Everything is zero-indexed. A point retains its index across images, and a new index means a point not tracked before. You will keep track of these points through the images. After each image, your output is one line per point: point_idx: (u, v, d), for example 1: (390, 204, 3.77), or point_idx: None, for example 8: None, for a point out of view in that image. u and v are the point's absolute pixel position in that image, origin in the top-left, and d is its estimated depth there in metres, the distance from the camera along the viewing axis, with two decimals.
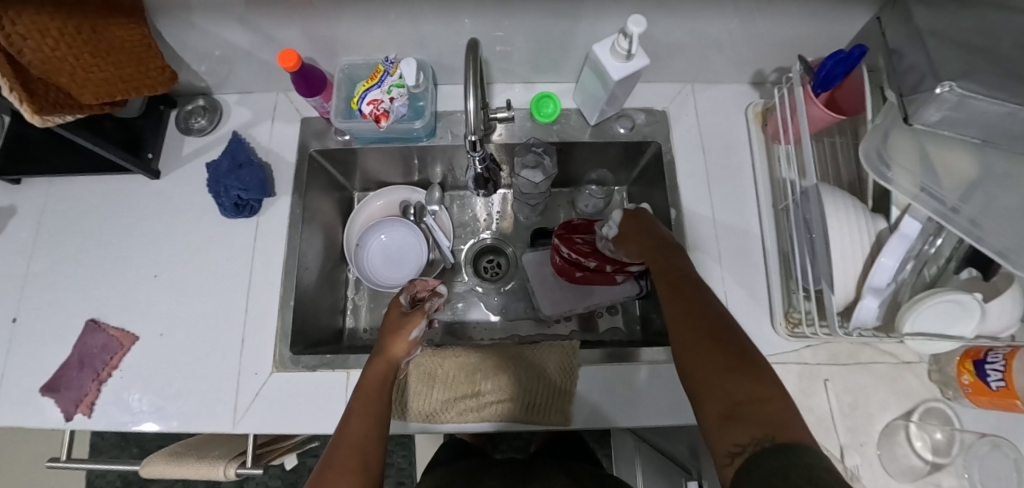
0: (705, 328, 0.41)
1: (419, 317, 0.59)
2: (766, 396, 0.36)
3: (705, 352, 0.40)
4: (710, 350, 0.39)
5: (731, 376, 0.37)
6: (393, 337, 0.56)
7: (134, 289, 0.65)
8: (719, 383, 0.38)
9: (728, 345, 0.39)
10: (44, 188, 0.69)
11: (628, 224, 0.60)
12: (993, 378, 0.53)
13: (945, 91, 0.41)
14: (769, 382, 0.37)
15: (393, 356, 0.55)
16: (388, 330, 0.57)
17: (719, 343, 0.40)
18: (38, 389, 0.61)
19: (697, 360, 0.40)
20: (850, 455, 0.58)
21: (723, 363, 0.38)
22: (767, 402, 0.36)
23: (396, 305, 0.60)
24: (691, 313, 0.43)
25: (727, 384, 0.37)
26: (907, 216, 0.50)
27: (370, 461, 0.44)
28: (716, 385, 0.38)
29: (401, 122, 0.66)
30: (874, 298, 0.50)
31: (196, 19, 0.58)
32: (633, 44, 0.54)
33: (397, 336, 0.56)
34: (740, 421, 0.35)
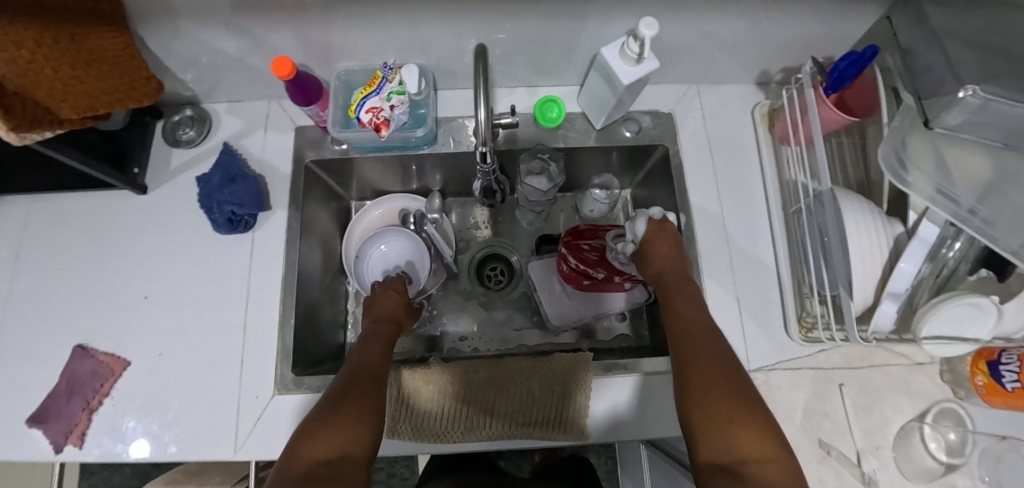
0: (718, 377, 0.41)
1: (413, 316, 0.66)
2: (769, 458, 0.36)
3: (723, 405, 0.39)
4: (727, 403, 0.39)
5: (743, 436, 0.37)
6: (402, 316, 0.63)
7: (123, 311, 0.62)
8: (729, 441, 0.37)
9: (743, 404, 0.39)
10: (22, 206, 0.65)
11: (654, 243, 0.54)
12: (1009, 380, 0.52)
13: (967, 94, 0.41)
14: (775, 443, 0.37)
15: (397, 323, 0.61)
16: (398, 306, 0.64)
17: (736, 401, 0.39)
18: (23, 421, 0.58)
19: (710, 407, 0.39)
20: (867, 459, 0.58)
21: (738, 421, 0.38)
22: (773, 471, 0.35)
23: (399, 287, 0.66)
24: (714, 370, 0.41)
25: (736, 442, 0.37)
26: (925, 220, 0.49)
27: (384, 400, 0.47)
28: (726, 441, 0.37)
29: (402, 131, 0.63)
30: (893, 303, 0.49)
31: (182, 25, 0.55)
32: (644, 47, 0.52)
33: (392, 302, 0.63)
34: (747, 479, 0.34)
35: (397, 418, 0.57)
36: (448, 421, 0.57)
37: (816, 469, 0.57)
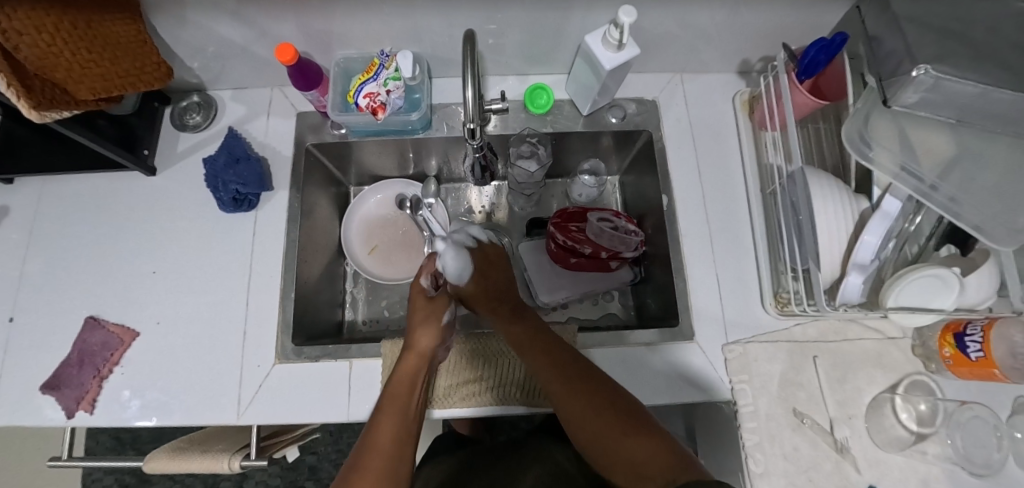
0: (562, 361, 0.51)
1: (446, 304, 0.57)
2: (660, 452, 0.42)
3: (601, 419, 0.45)
4: (601, 414, 0.46)
5: (627, 431, 0.44)
6: (421, 328, 0.55)
7: (133, 285, 0.65)
8: (620, 447, 0.43)
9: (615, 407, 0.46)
10: (37, 186, 0.69)
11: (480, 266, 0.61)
12: (973, 350, 0.55)
13: (920, 73, 0.43)
14: (658, 437, 0.44)
15: (422, 349, 0.54)
16: (415, 319, 0.55)
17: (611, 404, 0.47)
18: (37, 388, 0.61)
19: (594, 423, 0.46)
20: (839, 427, 0.60)
21: (619, 426, 0.44)
22: (642, 443, 0.43)
23: (418, 290, 0.57)
24: (575, 386, 0.48)
25: (631, 450, 0.43)
26: (888, 195, 0.51)
27: (406, 455, 0.47)
28: (623, 450, 0.43)
29: (399, 115, 0.66)
30: (858, 274, 0.51)
31: (190, 14, 0.58)
32: (624, 35, 0.55)
33: (424, 326, 0.55)
34: (652, 484, 0.40)
35: None
36: (446, 386, 0.61)
37: (791, 437, 0.59)
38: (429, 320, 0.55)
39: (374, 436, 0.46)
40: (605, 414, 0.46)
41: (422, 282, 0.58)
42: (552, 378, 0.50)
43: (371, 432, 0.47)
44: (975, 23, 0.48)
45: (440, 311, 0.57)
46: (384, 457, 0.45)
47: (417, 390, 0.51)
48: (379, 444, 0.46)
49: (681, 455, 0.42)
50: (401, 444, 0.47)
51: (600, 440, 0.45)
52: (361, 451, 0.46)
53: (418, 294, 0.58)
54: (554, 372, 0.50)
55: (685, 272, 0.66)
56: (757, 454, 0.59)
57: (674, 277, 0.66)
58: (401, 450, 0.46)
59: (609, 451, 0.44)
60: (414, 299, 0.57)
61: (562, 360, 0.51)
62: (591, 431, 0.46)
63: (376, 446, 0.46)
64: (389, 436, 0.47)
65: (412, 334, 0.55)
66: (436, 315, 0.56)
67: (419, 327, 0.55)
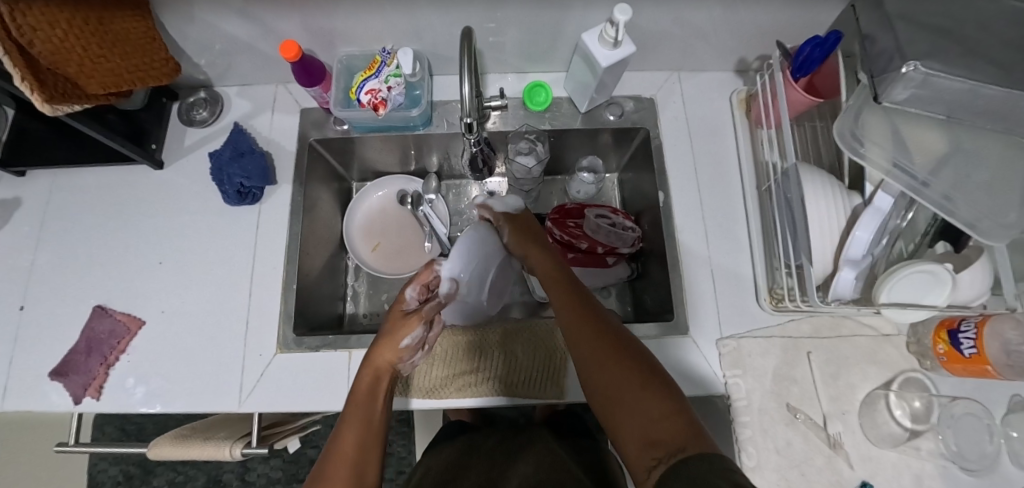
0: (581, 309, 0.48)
1: (414, 324, 0.51)
2: (672, 414, 0.39)
3: (618, 370, 0.42)
4: (619, 367, 0.43)
5: (643, 388, 0.41)
6: (385, 342, 0.51)
7: (140, 275, 0.67)
8: (634, 402, 0.40)
9: (632, 359, 0.43)
10: (48, 179, 0.71)
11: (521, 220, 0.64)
12: (966, 346, 0.55)
13: (908, 69, 0.44)
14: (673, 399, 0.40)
15: (382, 363, 0.51)
16: (384, 333, 0.52)
17: (627, 359, 0.43)
18: (46, 374, 0.63)
19: (606, 372, 0.43)
20: (833, 423, 0.60)
21: (637, 380, 0.41)
22: (660, 403, 0.40)
23: (398, 304, 0.54)
24: (593, 332, 0.46)
25: (642, 405, 0.40)
26: (880, 191, 0.53)
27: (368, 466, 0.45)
28: (632, 404, 0.40)
29: (399, 111, 0.68)
30: (851, 269, 0.52)
31: (196, 12, 0.60)
32: (619, 32, 0.56)
33: (387, 342, 0.51)
34: (659, 450, 0.37)
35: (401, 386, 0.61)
36: (440, 377, 0.62)
37: (783, 432, 0.60)
38: (395, 334, 0.51)
39: (338, 444, 0.46)
40: (617, 362, 0.43)
41: (407, 293, 0.56)
42: (574, 319, 0.48)
43: (337, 438, 0.47)
44: (968, 22, 0.49)
45: (406, 329, 0.51)
46: (349, 465, 0.44)
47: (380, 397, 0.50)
48: (343, 453, 0.45)
49: (691, 416, 0.39)
50: (363, 457, 0.45)
51: (610, 392, 0.42)
52: (323, 462, 0.46)
53: (397, 309, 0.54)
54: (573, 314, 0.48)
55: (681, 268, 0.67)
56: (750, 448, 0.59)
57: (670, 273, 0.67)
58: (365, 459, 0.45)
59: (617, 402, 0.41)
60: (391, 311, 0.54)
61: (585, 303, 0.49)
62: (609, 383, 0.42)
63: (340, 458, 0.45)
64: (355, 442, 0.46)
65: (374, 347, 0.52)
66: (403, 331, 0.51)
67: (384, 340, 0.52)
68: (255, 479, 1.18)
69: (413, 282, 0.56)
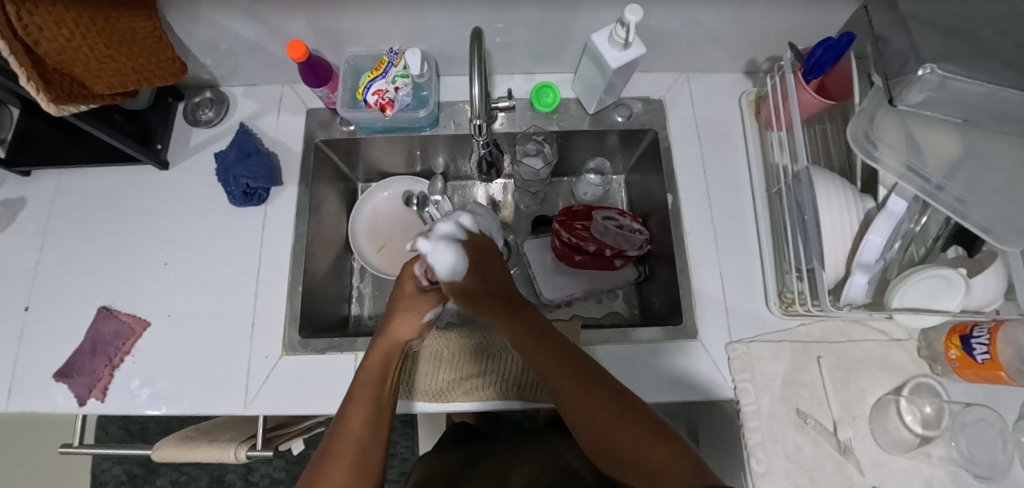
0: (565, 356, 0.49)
1: (433, 302, 0.57)
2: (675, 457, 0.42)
3: (613, 418, 0.45)
4: (612, 412, 0.45)
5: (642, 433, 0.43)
6: (402, 317, 0.56)
7: (145, 276, 0.67)
8: (638, 448, 0.43)
9: (635, 414, 0.45)
10: (53, 179, 0.71)
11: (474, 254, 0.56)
12: (979, 352, 0.54)
13: (926, 73, 0.43)
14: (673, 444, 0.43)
15: (398, 337, 0.55)
16: (400, 308, 0.56)
17: (621, 405, 0.46)
18: (51, 375, 0.63)
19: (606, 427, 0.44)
20: (843, 428, 0.60)
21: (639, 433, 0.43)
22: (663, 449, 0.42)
23: (411, 282, 0.57)
24: (584, 383, 0.47)
25: (649, 457, 0.42)
26: (893, 195, 0.52)
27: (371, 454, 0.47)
28: (634, 453, 0.43)
29: (406, 111, 0.67)
30: (863, 274, 0.52)
31: (203, 12, 0.59)
32: (629, 34, 0.56)
33: (406, 315, 0.56)
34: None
35: (408, 388, 0.61)
36: (446, 380, 0.61)
37: (793, 437, 0.59)
38: (412, 310, 0.56)
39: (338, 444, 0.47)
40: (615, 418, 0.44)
41: (415, 270, 0.57)
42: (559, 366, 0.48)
43: (339, 432, 0.48)
44: (985, 24, 0.48)
45: (425, 304, 0.57)
46: (357, 441, 0.47)
47: (391, 371, 0.53)
48: (352, 429, 0.48)
49: (687, 453, 0.42)
50: (372, 427, 0.49)
51: (613, 450, 0.44)
52: (331, 435, 0.48)
53: (409, 286, 0.58)
54: (560, 372, 0.48)
55: (689, 271, 0.66)
56: (759, 453, 0.59)
57: (678, 276, 0.66)
58: (367, 451, 0.47)
59: (620, 457, 0.43)
60: (404, 287, 0.58)
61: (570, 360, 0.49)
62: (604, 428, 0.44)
63: (349, 430, 0.48)
64: (364, 419, 0.48)
65: (391, 320, 0.56)
66: (421, 307, 0.57)
67: (401, 314, 0.56)
68: (258, 480, 1.18)
69: (421, 260, 0.57)
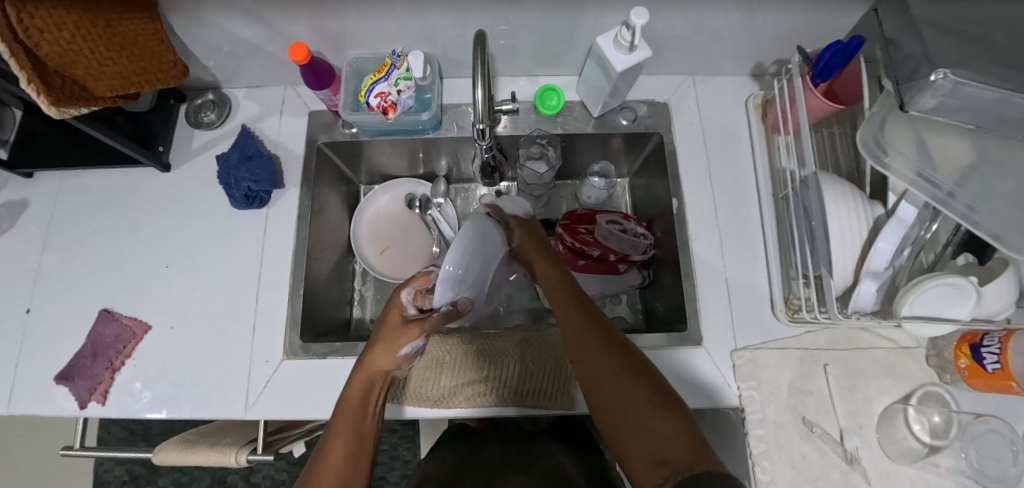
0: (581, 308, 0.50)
1: (416, 334, 0.52)
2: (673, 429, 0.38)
3: (617, 380, 0.42)
4: (614, 367, 0.43)
5: (639, 392, 0.41)
6: (381, 347, 0.51)
7: (146, 279, 0.66)
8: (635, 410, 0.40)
9: (637, 374, 0.42)
10: (56, 181, 0.70)
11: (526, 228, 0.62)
12: (989, 361, 0.53)
13: (938, 78, 0.42)
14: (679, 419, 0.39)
15: (377, 368, 0.51)
16: (380, 337, 0.52)
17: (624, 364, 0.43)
18: (52, 378, 0.62)
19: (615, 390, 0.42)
20: (850, 438, 0.59)
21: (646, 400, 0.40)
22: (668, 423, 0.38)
23: (395, 310, 0.53)
24: (594, 339, 0.46)
25: (650, 427, 0.38)
26: (904, 202, 0.51)
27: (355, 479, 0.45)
28: (637, 418, 0.39)
29: (408, 115, 0.67)
30: (873, 282, 0.51)
31: (205, 14, 0.59)
32: (635, 36, 0.55)
33: (385, 345, 0.51)
34: (667, 467, 0.35)
35: (408, 394, 0.60)
36: (446, 387, 0.61)
37: (799, 446, 0.58)
38: (392, 342, 0.51)
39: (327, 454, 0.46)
40: (620, 380, 0.42)
41: (403, 297, 0.54)
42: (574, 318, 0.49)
43: (324, 450, 0.47)
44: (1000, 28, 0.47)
45: (406, 336, 0.51)
46: (336, 474, 0.45)
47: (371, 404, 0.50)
48: (331, 464, 0.45)
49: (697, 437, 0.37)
50: (350, 466, 0.46)
51: (608, 402, 0.42)
52: (312, 470, 0.46)
53: (394, 314, 0.53)
54: (575, 321, 0.48)
55: (694, 277, 0.65)
56: (763, 463, 0.58)
57: (683, 281, 0.66)
58: (353, 470, 0.46)
59: (623, 426, 0.40)
60: (387, 316, 0.53)
61: (590, 319, 0.48)
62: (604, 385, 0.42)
63: (329, 465, 0.45)
64: (343, 454, 0.46)
65: (370, 350, 0.51)
66: (401, 339, 0.51)
67: (381, 345, 0.52)
68: (259, 480, 1.18)
69: (409, 285, 0.54)
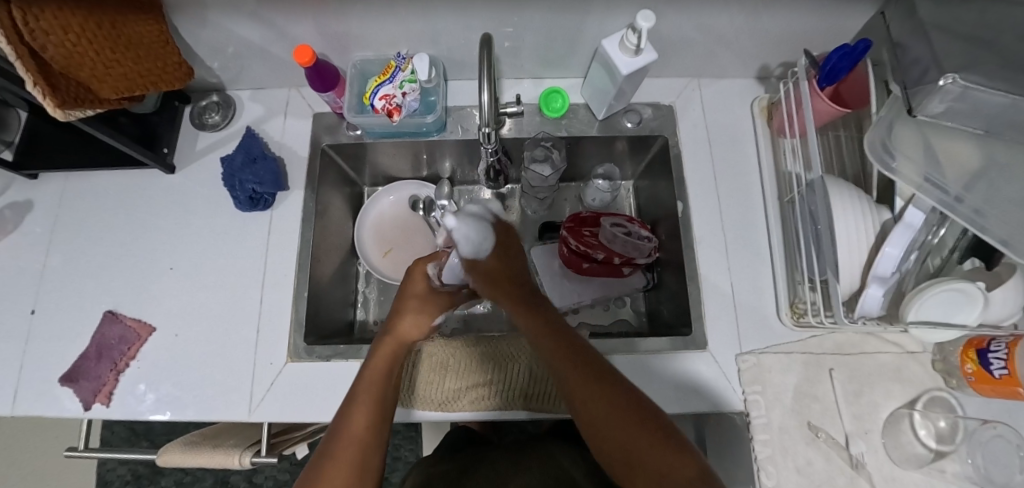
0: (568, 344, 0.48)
1: (442, 304, 0.58)
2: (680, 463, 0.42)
3: (619, 419, 0.43)
4: (615, 408, 0.44)
5: (643, 431, 0.43)
6: (408, 314, 0.55)
7: (151, 281, 0.67)
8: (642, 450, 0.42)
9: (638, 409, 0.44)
10: (60, 182, 0.71)
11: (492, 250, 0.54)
12: (997, 367, 0.53)
13: (947, 82, 0.42)
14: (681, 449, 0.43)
15: (404, 336, 0.54)
16: (407, 305, 0.56)
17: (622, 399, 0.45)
18: (56, 380, 0.62)
19: (613, 429, 0.43)
20: (855, 442, 0.59)
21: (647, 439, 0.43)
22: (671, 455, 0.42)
23: (422, 280, 0.58)
24: (588, 377, 0.45)
25: (652, 459, 0.42)
26: (910, 206, 0.51)
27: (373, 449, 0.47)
28: (644, 455, 0.42)
29: (413, 117, 0.67)
30: (879, 287, 0.51)
31: (210, 15, 0.59)
32: (641, 39, 0.55)
33: (412, 314, 0.55)
34: None
35: (410, 396, 0.60)
36: (452, 389, 0.61)
37: (804, 451, 0.58)
38: (421, 310, 0.56)
39: (349, 421, 0.47)
40: (623, 420, 0.44)
41: (427, 269, 0.58)
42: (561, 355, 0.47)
43: (346, 416, 0.47)
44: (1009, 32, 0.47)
45: (435, 304, 0.57)
46: (358, 444, 0.46)
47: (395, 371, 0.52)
48: (351, 433, 0.46)
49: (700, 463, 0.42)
50: (374, 430, 0.47)
51: (611, 439, 0.43)
52: (332, 438, 0.47)
53: (420, 286, 0.58)
54: (564, 360, 0.47)
55: (699, 280, 0.65)
56: (769, 467, 0.58)
57: (688, 284, 0.65)
58: (374, 436, 0.47)
59: (627, 461, 0.43)
60: (414, 286, 0.58)
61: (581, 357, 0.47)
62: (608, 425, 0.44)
63: (350, 433, 0.46)
64: (366, 420, 0.47)
65: (398, 317, 0.55)
66: (430, 308, 0.56)
67: (409, 314, 0.55)
68: (262, 481, 1.18)
69: (434, 259, 0.59)
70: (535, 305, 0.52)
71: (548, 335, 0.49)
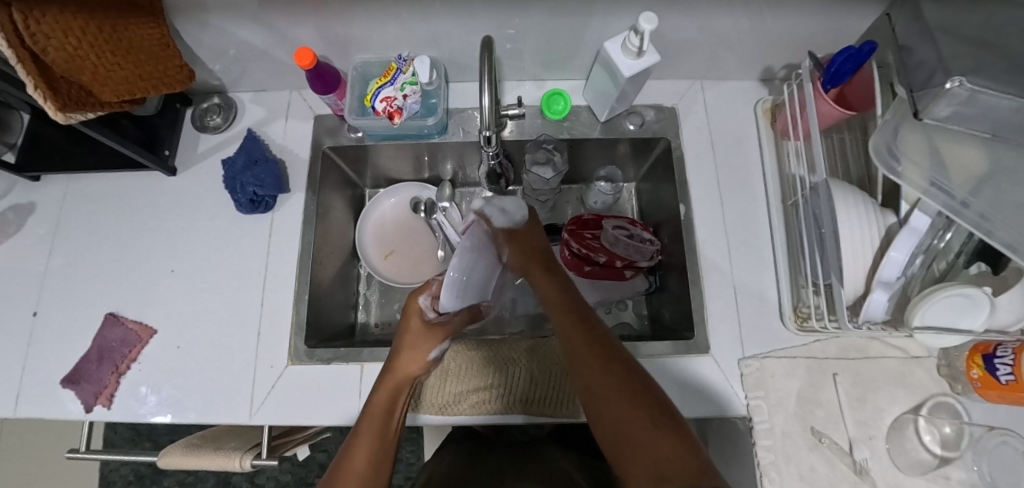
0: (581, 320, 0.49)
1: (441, 338, 0.55)
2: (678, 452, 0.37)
3: (619, 393, 0.42)
4: (617, 378, 0.43)
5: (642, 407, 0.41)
6: (407, 352, 0.53)
7: (152, 284, 0.67)
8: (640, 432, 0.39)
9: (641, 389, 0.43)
10: (62, 185, 0.71)
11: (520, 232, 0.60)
12: (1003, 373, 0.52)
13: (953, 85, 0.41)
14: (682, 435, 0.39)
15: (405, 374, 0.52)
16: (405, 342, 0.54)
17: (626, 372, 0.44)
18: (58, 382, 0.63)
19: (615, 403, 0.42)
20: (859, 448, 0.58)
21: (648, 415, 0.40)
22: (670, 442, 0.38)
23: (417, 315, 0.55)
24: (595, 347, 0.46)
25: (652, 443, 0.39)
26: (916, 210, 0.50)
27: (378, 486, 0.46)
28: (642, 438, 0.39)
29: (414, 120, 0.67)
30: (884, 291, 0.50)
31: (211, 18, 0.59)
32: (643, 42, 0.54)
33: (411, 351, 0.53)
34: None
35: (414, 401, 0.60)
36: (453, 394, 0.60)
37: (807, 457, 0.58)
38: (419, 347, 0.53)
39: (350, 456, 0.46)
40: (623, 392, 0.42)
41: (421, 302, 0.56)
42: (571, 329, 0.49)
43: (347, 455, 0.47)
44: None
45: (433, 339, 0.54)
46: (361, 481, 0.45)
47: (396, 408, 0.50)
48: (354, 467, 0.45)
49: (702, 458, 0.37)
50: (376, 467, 0.46)
51: (609, 411, 0.42)
52: (335, 474, 0.46)
53: (415, 321, 0.55)
54: (576, 330, 0.48)
55: (701, 284, 0.65)
56: (771, 473, 0.57)
57: (690, 288, 0.65)
58: (376, 475, 0.46)
59: (629, 446, 0.40)
60: (409, 322, 0.55)
61: (594, 331, 0.48)
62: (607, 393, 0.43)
63: (350, 471, 0.46)
64: (368, 459, 0.46)
65: (397, 356, 0.53)
66: (428, 343, 0.54)
67: (407, 351, 0.53)
68: (264, 482, 1.19)
69: (427, 291, 0.56)
70: (557, 284, 0.55)
71: (563, 312, 0.51)
